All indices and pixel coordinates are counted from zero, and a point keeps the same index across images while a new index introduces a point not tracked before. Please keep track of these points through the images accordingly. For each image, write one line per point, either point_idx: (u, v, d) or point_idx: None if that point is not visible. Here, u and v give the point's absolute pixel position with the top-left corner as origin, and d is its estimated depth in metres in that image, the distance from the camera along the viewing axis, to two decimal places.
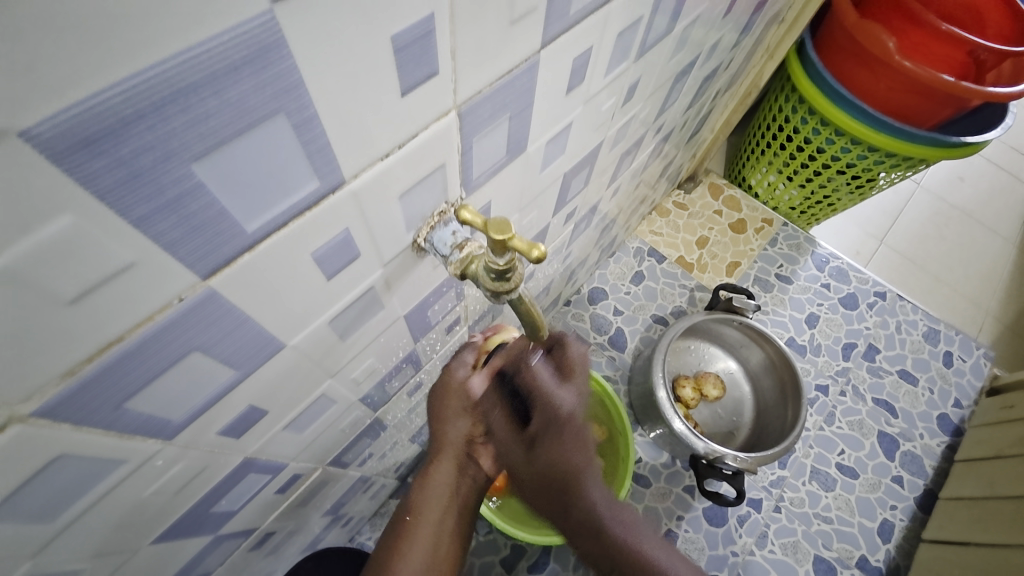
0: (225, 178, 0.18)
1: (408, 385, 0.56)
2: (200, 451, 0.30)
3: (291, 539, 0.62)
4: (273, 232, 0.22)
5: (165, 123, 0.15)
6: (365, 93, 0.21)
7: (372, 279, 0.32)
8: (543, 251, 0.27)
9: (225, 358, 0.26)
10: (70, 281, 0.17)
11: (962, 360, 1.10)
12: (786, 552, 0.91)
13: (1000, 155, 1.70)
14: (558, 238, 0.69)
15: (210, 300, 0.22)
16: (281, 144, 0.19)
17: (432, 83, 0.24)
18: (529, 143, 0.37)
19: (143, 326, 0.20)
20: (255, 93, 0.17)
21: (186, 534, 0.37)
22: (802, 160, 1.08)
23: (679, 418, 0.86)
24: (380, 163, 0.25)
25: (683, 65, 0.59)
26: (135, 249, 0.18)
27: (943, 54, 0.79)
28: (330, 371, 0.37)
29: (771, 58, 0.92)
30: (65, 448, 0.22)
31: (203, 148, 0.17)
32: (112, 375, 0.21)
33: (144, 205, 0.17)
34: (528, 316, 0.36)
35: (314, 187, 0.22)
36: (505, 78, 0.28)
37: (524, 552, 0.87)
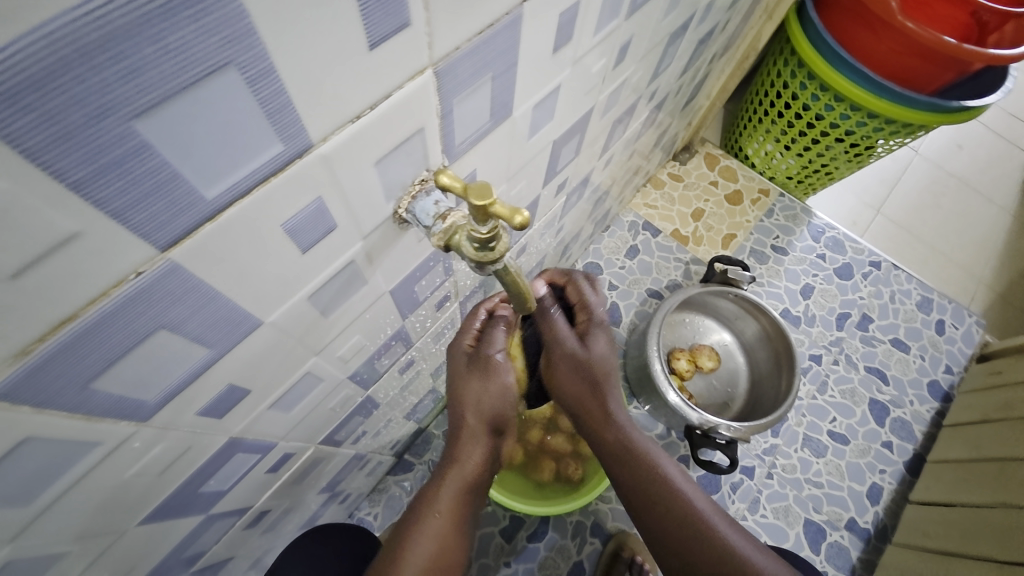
0: (174, 139, 0.17)
1: (399, 363, 0.56)
2: (180, 432, 0.29)
3: (288, 516, 0.63)
4: (238, 200, 0.21)
5: (97, 75, 0.14)
6: (327, 45, 0.19)
7: (352, 251, 0.31)
8: (527, 217, 0.26)
9: (197, 336, 0.25)
10: (9, 254, 0.15)
11: (954, 328, 1.10)
12: (778, 516, 0.93)
13: (997, 122, 1.68)
14: (549, 212, 0.68)
15: (173, 274, 0.21)
16: (236, 101, 0.18)
17: (403, 36, 0.22)
18: (514, 107, 0.36)
19: (100, 302, 0.19)
20: (198, 42, 0.15)
21: (175, 514, 0.37)
22: (800, 128, 1.05)
23: (673, 390, 0.87)
24: (352, 125, 0.23)
25: (677, 26, 0.56)
26: (78, 217, 0.16)
27: (947, 15, 0.76)
28: (315, 349, 0.36)
29: (769, 20, 0.89)
30: (30, 431, 0.21)
31: (145, 103, 0.15)
32: (71, 354, 0.19)
33: (84, 168, 0.15)
34: (515, 286, 0.35)
35: (279, 151, 0.21)
36: (485, 33, 0.26)
37: (522, 523, 0.88)
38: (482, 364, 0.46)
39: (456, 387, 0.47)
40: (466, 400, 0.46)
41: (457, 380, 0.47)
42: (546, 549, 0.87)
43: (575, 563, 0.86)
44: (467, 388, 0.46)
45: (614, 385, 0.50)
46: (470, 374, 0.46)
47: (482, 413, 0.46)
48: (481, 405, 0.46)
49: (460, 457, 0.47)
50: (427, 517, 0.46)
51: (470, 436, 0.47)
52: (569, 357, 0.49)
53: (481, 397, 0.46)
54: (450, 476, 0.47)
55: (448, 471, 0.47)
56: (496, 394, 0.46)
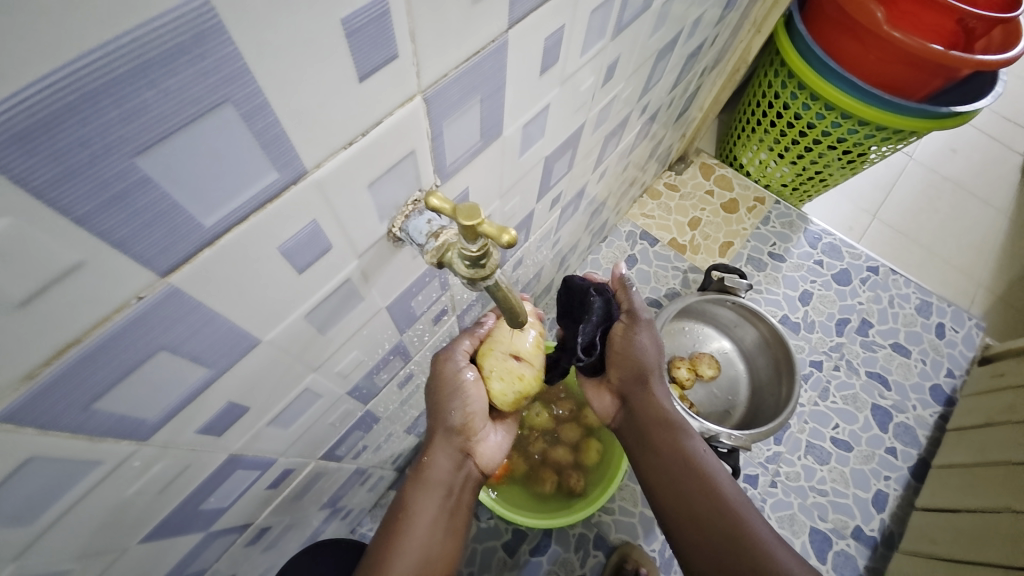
0: (173, 172, 0.18)
1: (399, 377, 0.56)
2: (180, 450, 0.30)
3: (290, 532, 0.63)
4: (234, 226, 0.22)
5: (99, 117, 0.15)
6: (317, 79, 0.20)
7: (347, 270, 0.32)
8: (513, 237, 0.26)
9: (197, 356, 0.25)
10: (16, 284, 0.16)
11: (954, 331, 1.10)
12: (783, 525, 0.92)
13: (990, 125, 1.69)
14: (545, 225, 0.69)
15: (173, 297, 0.21)
16: (232, 135, 0.19)
17: (392, 67, 0.23)
18: (505, 127, 0.37)
19: (102, 326, 0.20)
20: (195, 82, 0.16)
21: (176, 532, 0.37)
22: (792, 136, 1.07)
23: (674, 399, 0.87)
24: (344, 152, 0.24)
25: (666, 41, 0.58)
26: (82, 248, 0.17)
27: (934, 23, 0.78)
28: (313, 366, 0.37)
29: (758, 32, 0.91)
30: (33, 451, 0.21)
31: (145, 140, 0.16)
32: (74, 377, 0.20)
33: (87, 202, 0.16)
34: (506, 302, 0.35)
35: (274, 179, 0.21)
36: (472, 60, 0.28)
37: (525, 536, 0.88)
38: (446, 374, 0.48)
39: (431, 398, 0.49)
40: (435, 404, 0.48)
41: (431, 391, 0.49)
42: (549, 563, 0.86)
43: None
44: (438, 394, 0.48)
45: (659, 377, 0.56)
46: (439, 382, 0.48)
47: (445, 419, 0.48)
48: (445, 408, 0.48)
49: (425, 463, 0.48)
50: (400, 525, 0.45)
51: (437, 441, 0.48)
52: (622, 343, 0.56)
53: (446, 403, 0.48)
54: (420, 487, 0.47)
55: (412, 481, 0.47)
56: (459, 395, 0.48)
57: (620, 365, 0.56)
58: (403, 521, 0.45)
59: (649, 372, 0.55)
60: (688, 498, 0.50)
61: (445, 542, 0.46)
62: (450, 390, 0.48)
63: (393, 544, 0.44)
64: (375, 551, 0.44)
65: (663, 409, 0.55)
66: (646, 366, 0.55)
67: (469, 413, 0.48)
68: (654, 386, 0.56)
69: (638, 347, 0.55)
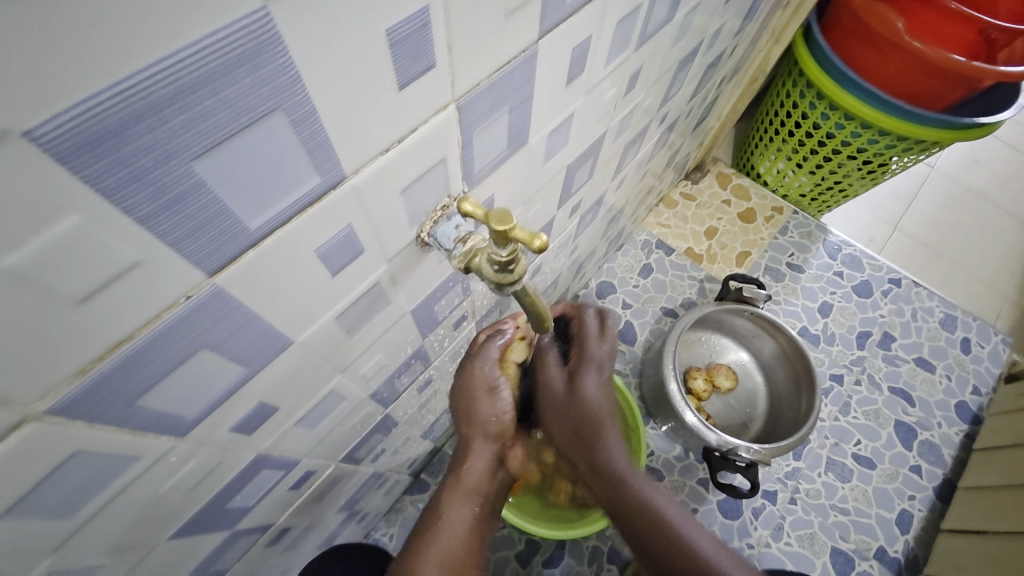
0: (226, 177, 0.19)
1: (418, 381, 0.57)
2: (213, 448, 0.31)
3: (308, 535, 0.63)
4: (276, 229, 0.22)
5: (164, 124, 0.16)
6: (361, 89, 0.21)
7: (377, 274, 0.32)
8: (545, 241, 0.27)
9: (234, 355, 0.26)
10: (77, 282, 0.17)
11: (980, 346, 1.08)
12: (803, 543, 0.90)
13: (1015, 136, 1.66)
14: (564, 232, 0.69)
15: (217, 297, 0.22)
16: (281, 142, 0.19)
17: (429, 76, 0.24)
18: (530, 136, 0.37)
19: (152, 325, 0.20)
20: (252, 92, 0.17)
21: (203, 530, 0.38)
22: (811, 146, 1.06)
23: (691, 411, 0.86)
24: (380, 158, 0.25)
25: (687, 52, 0.58)
26: (139, 248, 0.18)
27: (954, 34, 0.77)
28: (340, 368, 0.38)
29: (777, 43, 0.91)
30: (81, 444, 0.22)
31: (203, 147, 0.17)
32: (123, 373, 0.21)
33: (148, 204, 0.17)
34: (532, 307, 0.36)
35: (316, 184, 0.22)
36: (503, 69, 0.28)
37: (538, 547, 0.87)
38: (477, 381, 0.47)
39: (461, 405, 0.47)
40: (468, 411, 0.47)
41: (464, 397, 0.47)
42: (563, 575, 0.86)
43: None
44: (470, 400, 0.47)
45: (611, 426, 0.48)
46: (472, 390, 0.47)
47: (481, 424, 0.47)
48: (481, 417, 0.46)
49: (462, 469, 0.47)
50: (433, 530, 0.45)
51: (472, 449, 0.47)
52: (553, 400, 0.48)
53: (481, 410, 0.47)
54: (454, 493, 0.46)
55: (449, 487, 0.47)
56: (494, 401, 0.47)
57: (561, 419, 0.48)
58: (437, 525, 0.45)
59: (598, 421, 0.47)
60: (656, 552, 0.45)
61: (477, 545, 0.46)
62: (484, 396, 0.47)
63: (423, 545, 0.44)
64: (405, 555, 0.44)
65: (619, 462, 0.48)
66: (592, 415, 0.47)
67: (505, 420, 0.47)
68: (605, 436, 0.48)
69: (585, 397, 0.47)
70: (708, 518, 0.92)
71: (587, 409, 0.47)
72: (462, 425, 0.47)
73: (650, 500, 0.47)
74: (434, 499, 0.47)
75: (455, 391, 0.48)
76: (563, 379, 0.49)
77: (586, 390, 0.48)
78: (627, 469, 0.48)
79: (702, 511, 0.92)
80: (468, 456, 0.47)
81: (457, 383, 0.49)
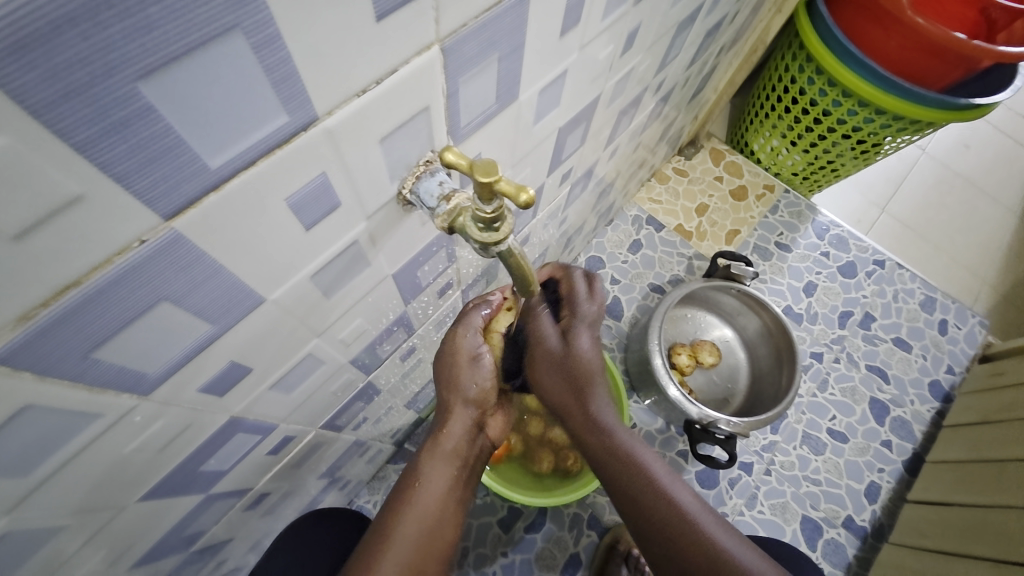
0: (179, 105, 0.17)
1: (401, 349, 0.56)
2: (181, 408, 0.30)
3: (288, 500, 0.63)
4: (241, 172, 0.20)
5: (101, 32, 0.14)
6: (333, 16, 0.19)
7: (355, 232, 0.31)
8: (532, 196, 0.25)
9: (200, 310, 0.25)
10: (9, 215, 0.15)
11: (957, 328, 1.10)
12: (775, 512, 0.93)
13: (1006, 122, 1.66)
14: (553, 202, 0.68)
15: (177, 245, 0.20)
16: (241, 68, 0.17)
17: (411, 10, 0.22)
18: (520, 91, 0.35)
19: (102, 270, 0.19)
20: (205, 2, 0.15)
21: (175, 492, 0.37)
22: (806, 124, 1.05)
23: (673, 384, 0.86)
24: (357, 100, 0.23)
25: (686, 15, 0.56)
26: (81, 180, 0.16)
27: (956, 11, 0.76)
28: (317, 331, 0.36)
29: (778, 13, 0.88)
30: (31, 399, 0.21)
31: (150, 64, 0.15)
32: (72, 323, 0.19)
33: (87, 128, 0.15)
34: (518, 270, 0.34)
35: (284, 124, 0.20)
36: (493, 11, 0.26)
37: (520, 514, 0.89)
38: (458, 347, 0.46)
39: (442, 372, 0.47)
40: (449, 376, 0.46)
41: (446, 364, 0.47)
42: (543, 540, 0.87)
43: (571, 555, 0.87)
44: (452, 364, 0.46)
45: (601, 382, 0.47)
46: (453, 355, 0.46)
47: (462, 390, 0.46)
48: (461, 381, 0.46)
49: (442, 434, 0.47)
50: (412, 495, 0.44)
51: (452, 413, 0.47)
52: (548, 356, 0.46)
53: (462, 374, 0.46)
54: (435, 457, 0.46)
55: (427, 451, 0.47)
56: (475, 368, 0.46)
57: (558, 369, 0.46)
58: (415, 488, 0.45)
59: (594, 376, 0.47)
60: (647, 509, 0.47)
61: (454, 512, 0.46)
62: (466, 363, 0.46)
63: (401, 511, 0.44)
64: (382, 520, 0.44)
65: (608, 420, 0.48)
66: (587, 372, 0.46)
67: (485, 388, 0.47)
68: (597, 392, 0.47)
69: (582, 356, 0.46)
70: None
71: (583, 367, 0.46)
72: (442, 390, 0.47)
73: (641, 458, 0.48)
74: (412, 464, 0.47)
75: (438, 356, 0.48)
76: (558, 339, 0.46)
77: (584, 348, 0.46)
78: (615, 425, 0.48)
79: None
80: (448, 421, 0.47)
81: (440, 350, 0.48)
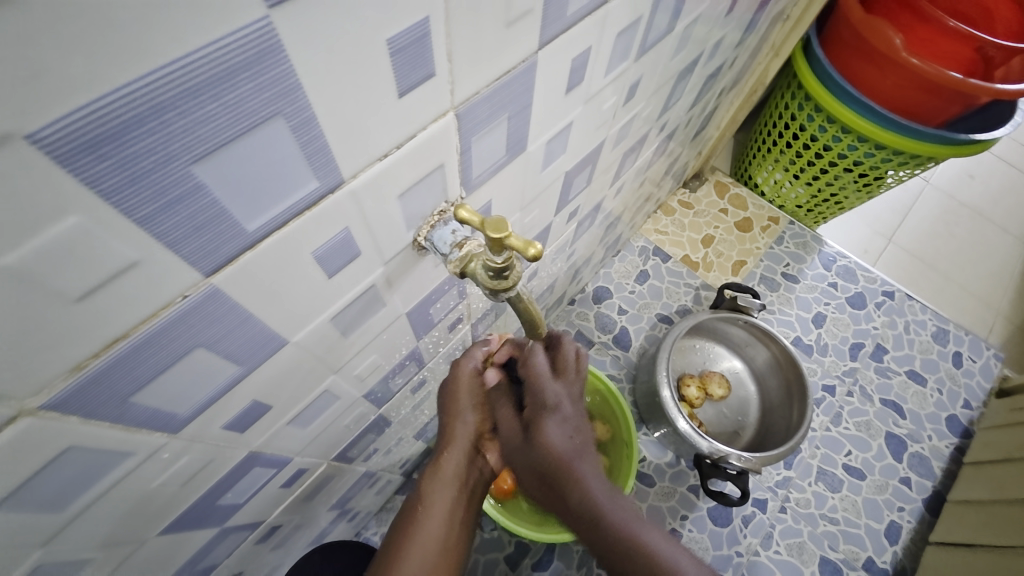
0: (226, 180, 0.19)
1: (412, 383, 0.57)
2: (205, 445, 0.31)
3: (298, 533, 0.63)
4: (275, 231, 0.23)
5: (165, 127, 0.16)
6: (361, 96, 0.21)
7: (373, 276, 0.33)
8: (540, 250, 0.27)
9: (229, 354, 0.26)
10: (75, 280, 0.17)
11: (972, 360, 1.09)
12: (791, 552, 0.91)
13: (1011, 153, 1.68)
14: (561, 237, 0.70)
15: (213, 297, 0.22)
16: (281, 146, 0.20)
17: (429, 85, 0.24)
18: (529, 143, 0.38)
19: (148, 323, 0.21)
20: (253, 96, 0.17)
21: (192, 526, 0.38)
22: (808, 158, 1.07)
23: (683, 418, 0.86)
24: (380, 163, 0.25)
25: (687, 63, 0.59)
26: (139, 248, 0.18)
27: (952, 51, 0.78)
28: (333, 368, 0.38)
29: (777, 55, 0.91)
30: (73, 439, 0.22)
31: (204, 150, 0.17)
32: (119, 370, 0.21)
33: (147, 206, 0.17)
34: (528, 313, 0.36)
35: (313, 188, 0.23)
36: (503, 78, 0.29)
37: (529, 550, 0.88)
38: (462, 374, 0.49)
39: (445, 399, 0.49)
40: (451, 402, 0.48)
41: (450, 391, 0.49)
42: None
43: None
44: (455, 392, 0.48)
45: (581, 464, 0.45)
46: (456, 381, 0.48)
47: (461, 416, 0.48)
48: (463, 408, 0.48)
49: (440, 461, 0.46)
50: (415, 519, 0.45)
51: (453, 442, 0.47)
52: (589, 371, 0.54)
53: (463, 403, 0.48)
54: (436, 482, 0.46)
55: (429, 477, 0.46)
56: (475, 393, 0.49)
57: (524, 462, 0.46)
58: (419, 513, 0.45)
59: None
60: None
61: (455, 540, 0.46)
62: (467, 390, 0.48)
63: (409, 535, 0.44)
64: (386, 557, 0.43)
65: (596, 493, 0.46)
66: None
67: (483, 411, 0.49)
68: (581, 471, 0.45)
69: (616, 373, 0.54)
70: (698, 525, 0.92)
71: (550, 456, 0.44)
72: (444, 417, 0.48)
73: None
74: (413, 493, 0.47)
75: (441, 391, 0.50)
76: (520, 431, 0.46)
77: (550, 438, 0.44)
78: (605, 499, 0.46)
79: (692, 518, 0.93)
80: (445, 454, 0.47)
81: (445, 378, 0.50)
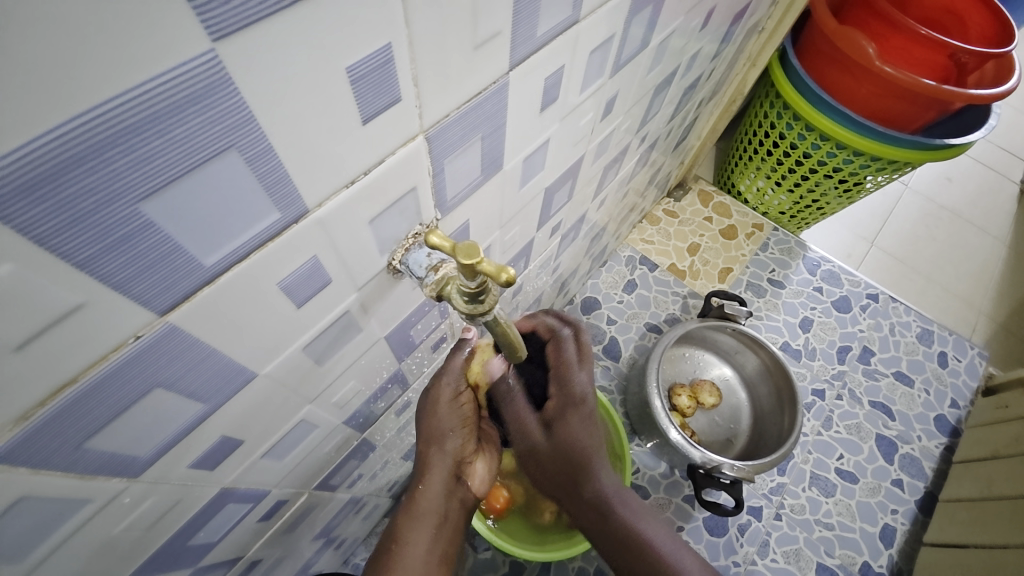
0: (177, 216, 0.18)
1: (396, 405, 0.56)
2: (171, 485, 0.30)
3: (281, 564, 0.61)
4: (235, 264, 0.22)
5: (107, 166, 0.15)
6: (321, 125, 0.20)
7: (347, 302, 0.32)
8: (512, 275, 0.26)
9: (192, 391, 0.25)
10: (13, 328, 0.16)
11: (957, 360, 1.10)
12: (788, 560, 0.90)
13: (985, 155, 1.72)
14: (545, 251, 0.69)
15: (171, 335, 0.21)
16: (236, 179, 0.19)
17: (395, 110, 0.23)
18: (505, 161, 0.37)
19: (98, 366, 0.20)
20: (202, 130, 0.17)
21: (163, 568, 0.36)
22: (789, 165, 1.09)
23: (675, 428, 0.86)
24: (347, 190, 0.24)
25: (665, 75, 0.59)
26: (83, 290, 0.17)
27: (925, 58, 0.80)
28: (309, 397, 0.37)
29: (753, 66, 0.93)
30: (23, 491, 0.21)
31: (150, 187, 0.17)
32: (69, 416, 0.20)
33: (89, 247, 0.16)
34: (505, 337, 0.35)
35: (276, 219, 0.22)
36: (473, 100, 0.28)
37: (523, 569, 0.86)
38: (442, 396, 0.47)
39: (422, 424, 0.47)
40: (427, 429, 0.47)
41: (425, 417, 0.47)
42: None
43: None
44: (434, 414, 0.47)
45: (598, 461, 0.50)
46: (434, 403, 0.47)
47: (442, 440, 0.47)
48: (441, 431, 0.47)
49: (417, 492, 0.46)
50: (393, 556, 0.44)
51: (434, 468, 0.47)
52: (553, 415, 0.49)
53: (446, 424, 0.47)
54: (412, 520, 0.45)
55: (407, 516, 0.45)
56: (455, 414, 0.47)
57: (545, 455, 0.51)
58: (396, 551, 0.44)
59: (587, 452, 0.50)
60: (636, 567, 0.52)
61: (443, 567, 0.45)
62: (447, 412, 0.47)
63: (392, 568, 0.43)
64: None
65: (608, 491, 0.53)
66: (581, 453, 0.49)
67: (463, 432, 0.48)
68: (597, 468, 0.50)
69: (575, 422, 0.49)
70: (694, 537, 0.91)
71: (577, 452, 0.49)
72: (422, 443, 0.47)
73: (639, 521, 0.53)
74: (391, 528, 0.46)
75: (418, 410, 0.48)
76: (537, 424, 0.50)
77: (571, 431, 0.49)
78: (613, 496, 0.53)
79: (688, 529, 0.91)
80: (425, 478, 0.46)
81: (422, 401, 0.48)
